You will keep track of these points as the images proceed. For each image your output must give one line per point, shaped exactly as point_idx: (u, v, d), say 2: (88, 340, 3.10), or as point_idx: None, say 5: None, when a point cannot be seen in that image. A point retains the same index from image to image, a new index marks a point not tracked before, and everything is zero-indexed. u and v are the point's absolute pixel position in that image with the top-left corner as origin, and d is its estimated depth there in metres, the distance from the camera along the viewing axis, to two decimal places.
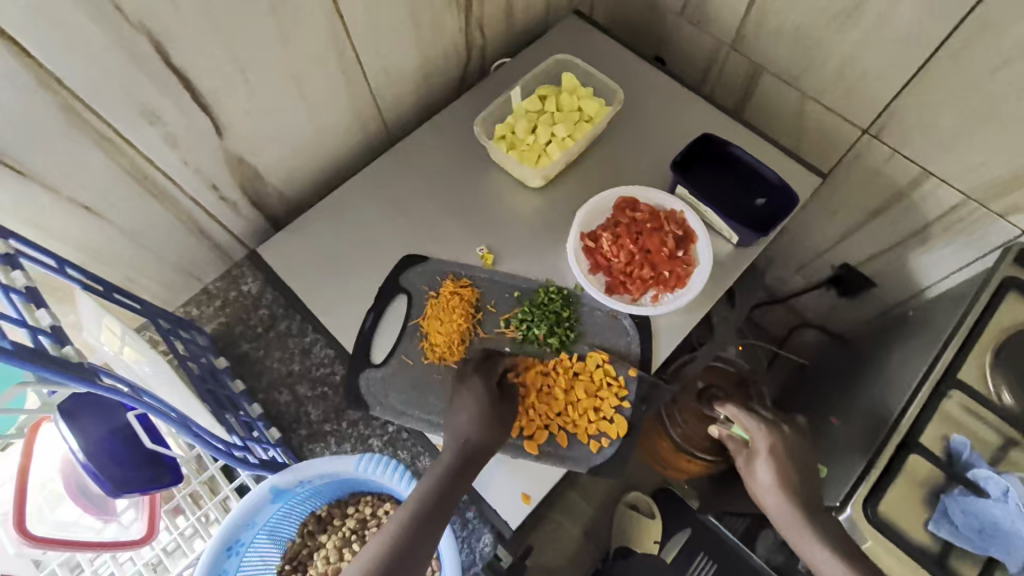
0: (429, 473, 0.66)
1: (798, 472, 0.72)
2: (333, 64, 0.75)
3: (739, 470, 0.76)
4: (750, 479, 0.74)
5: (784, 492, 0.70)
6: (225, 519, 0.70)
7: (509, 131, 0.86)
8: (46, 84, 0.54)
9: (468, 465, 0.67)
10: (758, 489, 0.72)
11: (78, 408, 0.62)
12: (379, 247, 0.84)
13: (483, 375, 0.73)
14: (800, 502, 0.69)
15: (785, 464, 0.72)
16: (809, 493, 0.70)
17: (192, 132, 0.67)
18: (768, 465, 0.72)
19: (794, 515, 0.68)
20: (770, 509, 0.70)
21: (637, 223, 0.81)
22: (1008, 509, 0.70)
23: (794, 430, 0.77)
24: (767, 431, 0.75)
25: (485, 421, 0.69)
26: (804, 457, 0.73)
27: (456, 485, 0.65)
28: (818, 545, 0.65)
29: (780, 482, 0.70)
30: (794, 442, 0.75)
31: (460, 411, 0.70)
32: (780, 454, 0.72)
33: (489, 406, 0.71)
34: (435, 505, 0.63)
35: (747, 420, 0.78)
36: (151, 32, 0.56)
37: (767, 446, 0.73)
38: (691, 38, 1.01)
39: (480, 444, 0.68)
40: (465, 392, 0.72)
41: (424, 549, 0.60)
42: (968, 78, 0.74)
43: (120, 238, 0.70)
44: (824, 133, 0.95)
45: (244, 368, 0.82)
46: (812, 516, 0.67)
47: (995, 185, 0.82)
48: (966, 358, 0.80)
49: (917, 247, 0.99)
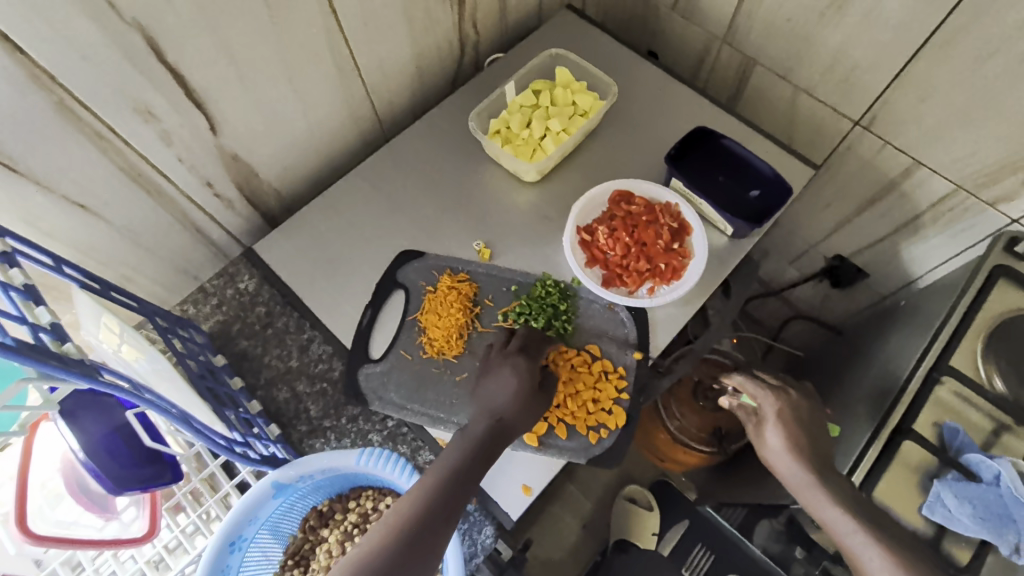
0: (457, 445, 0.63)
1: (807, 434, 0.73)
2: (327, 59, 0.75)
3: (751, 438, 0.78)
4: (761, 446, 0.76)
5: (794, 454, 0.71)
6: (227, 515, 0.70)
7: (504, 126, 0.87)
8: (39, 81, 0.53)
9: (497, 443, 0.65)
10: (770, 454, 0.74)
11: (77, 407, 0.63)
12: (375, 242, 0.84)
13: (528, 357, 0.71)
14: (810, 463, 0.70)
15: (792, 427, 0.73)
16: (820, 454, 0.72)
17: (187, 128, 0.67)
18: (776, 430, 0.74)
19: (805, 475, 0.69)
20: (783, 472, 0.71)
21: (632, 216, 0.82)
22: (1001, 493, 0.69)
23: (799, 393, 0.79)
24: (773, 397, 0.77)
25: (523, 400, 0.67)
26: (811, 420, 0.75)
27: (484, 461, 0.63)
28: (828, 504, 0.65)
29: (790, 445, 0.72)
30: (800, 405, 0.77)
31: (499, 387, 0.68)
32: (786, 418, 0.75)
33: (530, 387, 0.68)
34: (462, 478, 0.60)
35: (752, 386, 0.80)
36: (144, 27, 0.56)
37: (774, 412, 0.75)
38: (683, 32, 1.02)
39: (513, 423, 0.66)
40: (509, 369, 0.69)
41: (449, 522, 0.57)
42: (957, 68, 0.75)
43: (115, 236, 0.70)
44: (816, 125, 0.96)
45: (243, 365, 0.81)
46: (822, 476, 0.68)
47: (984, 174, 0.83)
48: (957, 345, 0.81)
49: (908, 238, 1.01)
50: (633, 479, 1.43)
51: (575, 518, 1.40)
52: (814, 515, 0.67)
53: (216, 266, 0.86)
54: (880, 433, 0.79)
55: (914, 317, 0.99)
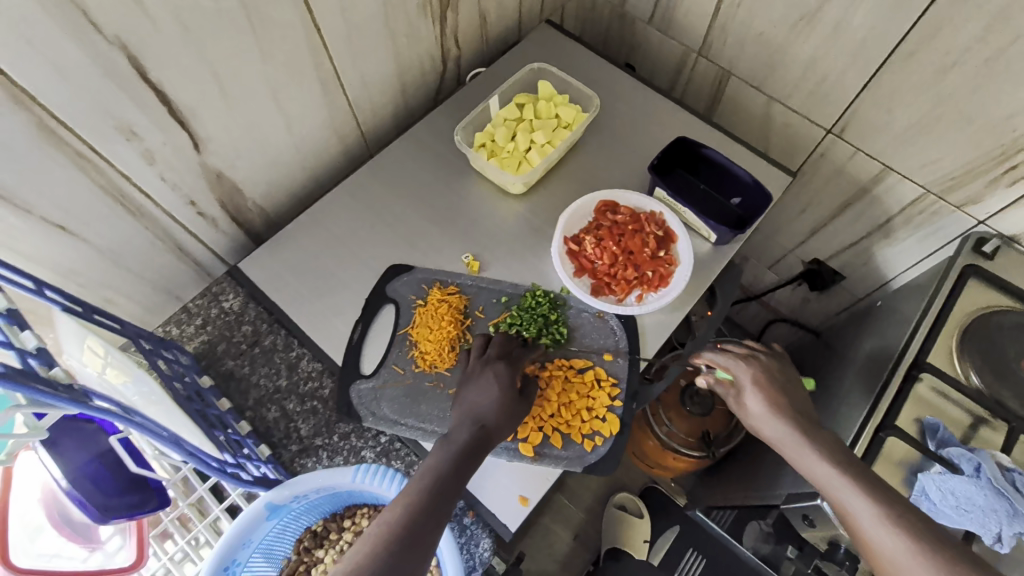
0: (441, 449, 0.63)
1: (782, 392, 0.75)
2: (311, 75, 0.75)
3: (733, 410, 0.79)
4: (745, 416, 0.76)
5: (777, 416, 0.72)
6: (220, 540, 0.67)
7: (489, 140, 0.88)
8: (21, 102, 0.52)
9: (482, 447, 0.65)
10: (755, 421, 0.75)
11: (60, 435, 0.61)
12: (362, 258, 0.84)
13: (509, 363, 0.72)
14: (793, 421, 0.71)
15: (770, 390, 0.75)
16: (802, 411, 0.73)
17: (170, 147, 0.66)
18: (756, 396, 0.75)
19: (791, 433, 0.70)
20: (770, 435, 0.73)
21: (618, 226, 0.83)
22: (982, 484, 0.69)
23: (768, 355, 0.80)
24: (746, 365, 0.77)
25: (505, 405, 0.68)
26: (783, 378, 0.77)
27: (467, 464, 0.62)
28: (816, 459, 0.67)
29: (771, 407, 0.73)
30: (772, 367, 0.78)
31: (481, 392, 0.69)
32: (762, 382, 0.76)
33: (511, 393, 0.69)
34: (449, 480, 0.60)
35: (724, 359, 0.80)
36: (128, 47, 0.55)
37: (750, 379, 0.76)
38: (659, 45, 1.05)
39: (497, 429, 0.66)
40: (489, 376, 0.70)
41: (435, 524, 0.56)
42: (922, 79, 0.78)
43: (98, 258, 0.68)
44: (791, 133, 1.00)
45: (230, 386, 0.79)
46: (807, 432, 0.69)
47: (950, 178, 0.86)
48: (934, 342, 0.83)
49: (881, 240, 1.04)
50: (622, 486, 1.43)
51: (567, 529, 1.40)
52: (805, 474, 0.68)
53: (199, 286, 0.84)
54: (862, 432, 0.79)
55: (890, 317, 1.02)
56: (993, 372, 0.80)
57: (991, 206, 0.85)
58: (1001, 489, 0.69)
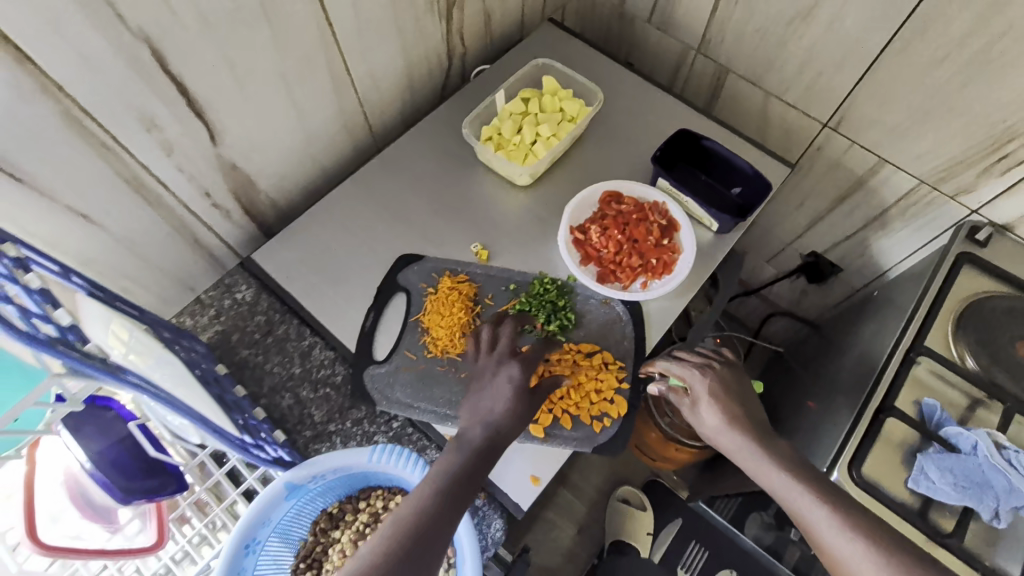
0: (452, 454, 0.62)
1: (738, 402, 0.71)
2: (322, 69, 0.77)
3: (688, 420, 0.75)
4: (700, 426, 0.73)
5: (732, 427, 0.69)
6: (239, 520, 0.69)
7: (496, 133, 0.90)
8: (48, 92, 0.54)
9: (493, 454, 0.63)
10: (710, 433, 0.71)
11: (83, 421, 0.63)
12: (372, 249, 0.86)
13: (524, 363, 0.70)
14: (748, 431, 0.68)
15: (725, 401, 0.71)
16: (756, 421, 0.70)
17: (188, 138, 0.68)
18: (711, 408, 0.71)
19: (745, 444, 0.67)
20: (727, 447, 0.70)
21: (623, 215, 0.85)
22: (980, 461, 0.72)
23: (724, 362, 0.76)
24: (700, 374, 0.73)
25: (518, 410, 0.66)
26: (739, 388, 0.73)
27: (478, 473, 0.61)
28: (774, 471, 0.65)
29: (726, 419, 0.70)
30: (727, 376, 0.74)
31: (493, 397, 0.67)
32: (718, 392, 0.72)
33: (525, 393, 0.67)
34: (460, 487, 0.59)
35: (678, 367, 0.75)
36: (150, 39, 0.57)
37: (705, 390, 0.72)
38: (659, 43, 1.07)
39: (508, 434, 0.65)
40: (502, 378, 0.68)
41: (443, 538, 0.54)
42: (916, 71, 0.81)
43: (118, 247, 0.70)
44: (787, 127, 1.02)
45: (244, 374, 0.80)
46: (764, 443, 0.67)
47: (943, 168, 0.89)
48: (931, 327, 0.85)
49: (878, 232, 1.06)
50: (626, 479, 1.45)
51: (571, 522, 1.42)
52: (763, 485, 0.66)
53: (212, 277, 0.86)
54: (862, 415, 0.79)
55: (887, 306, 1.03)
56: (987, 354, 0.83)
57: (985, 195, 0.87)
58: (997, 465, 0.71)
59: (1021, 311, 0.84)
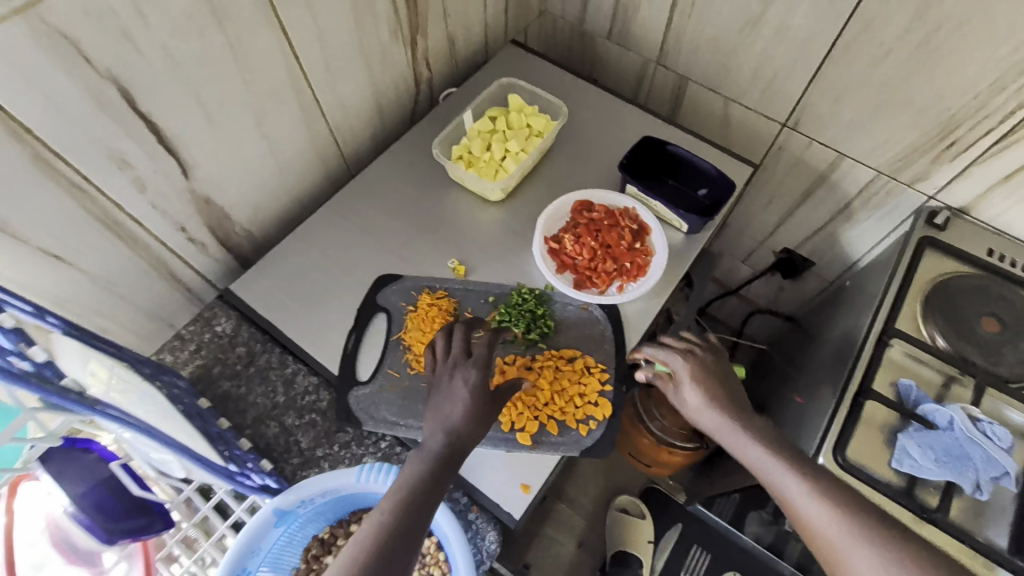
0: (415, 463, 0.62)
1: (720, 384, 0.72)
2: (291, 100, 0.79)
3: (671, 402, 0.75)
4: (683, 407, 0.74)
5: (713, 408, 0.70)
6: (227, 552, 0.68)
7: (466, 151, 0.92)
8: (18, 136, 0.55)
9: (455, 460, 0.63)
10: (693, 413, 0.72)
11: (62, 466, 0.60)
12: (350, 272, 0.87)
13: (479, 365, 0.69)
14: (728, 413, 0.69)
15: (707, 384, 0.72)
16: (738, 401, 0.71)
17: (160, 174, 0.69)
18: (694, 391, 0.72)
19: (725, 423, 0.68)
20: (707, 426, 0.71)
21: (595, 222, 0.87)
22: (957, 435, 0.74)
23: (707, 347, 0.76)
24: (682, 357, 0.74)
25: (474, 413, 0.66)
26: (721, 369, 0.74)
27: (442, 477, 0.61)
28: (753, 447, 0.66)
29: (708, 400, 0.71)
30: (709, 360, 0.75)
31: (450, 400, 0.66)
32: (700, 375, 0.72)
33: (482, 396, 0.67)
34: (428, 491, 0.59)
35: (660, 352, 0.76)
36: (118, 78, 0.58)
37: (687, 373, 0.73)
38: (620, 57, 1.11)
39: (468, 438, 0.65)
40: (459, 383, 0.68)
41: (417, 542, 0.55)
42: (862, 68, 0.85)
43: (93, 286, 0.70)
44: (748, 129, 1.06)
45: (227, 406, 0.79)
46: (743, 421, 0.68)
47: (898, 158, 0.93)
48: (901, 310, 0.87)
49: (844, 223, 1.09)
50: (623, 488, 1.45)
51: (571, 537, 1.41)
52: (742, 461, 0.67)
53: (190, 312, 0.86)
54: (843, 397, 0.81)
55: (858, 295, 1.06)
56: (957, 333, 0.85)
57: (938, 180, 0.91)
58: (973, 437, 0.73)
59: (981, 288, 0.87)
